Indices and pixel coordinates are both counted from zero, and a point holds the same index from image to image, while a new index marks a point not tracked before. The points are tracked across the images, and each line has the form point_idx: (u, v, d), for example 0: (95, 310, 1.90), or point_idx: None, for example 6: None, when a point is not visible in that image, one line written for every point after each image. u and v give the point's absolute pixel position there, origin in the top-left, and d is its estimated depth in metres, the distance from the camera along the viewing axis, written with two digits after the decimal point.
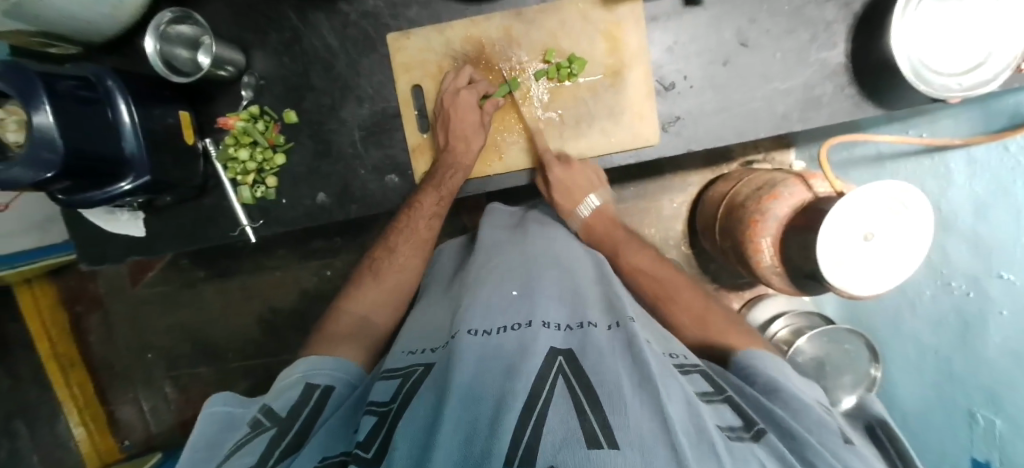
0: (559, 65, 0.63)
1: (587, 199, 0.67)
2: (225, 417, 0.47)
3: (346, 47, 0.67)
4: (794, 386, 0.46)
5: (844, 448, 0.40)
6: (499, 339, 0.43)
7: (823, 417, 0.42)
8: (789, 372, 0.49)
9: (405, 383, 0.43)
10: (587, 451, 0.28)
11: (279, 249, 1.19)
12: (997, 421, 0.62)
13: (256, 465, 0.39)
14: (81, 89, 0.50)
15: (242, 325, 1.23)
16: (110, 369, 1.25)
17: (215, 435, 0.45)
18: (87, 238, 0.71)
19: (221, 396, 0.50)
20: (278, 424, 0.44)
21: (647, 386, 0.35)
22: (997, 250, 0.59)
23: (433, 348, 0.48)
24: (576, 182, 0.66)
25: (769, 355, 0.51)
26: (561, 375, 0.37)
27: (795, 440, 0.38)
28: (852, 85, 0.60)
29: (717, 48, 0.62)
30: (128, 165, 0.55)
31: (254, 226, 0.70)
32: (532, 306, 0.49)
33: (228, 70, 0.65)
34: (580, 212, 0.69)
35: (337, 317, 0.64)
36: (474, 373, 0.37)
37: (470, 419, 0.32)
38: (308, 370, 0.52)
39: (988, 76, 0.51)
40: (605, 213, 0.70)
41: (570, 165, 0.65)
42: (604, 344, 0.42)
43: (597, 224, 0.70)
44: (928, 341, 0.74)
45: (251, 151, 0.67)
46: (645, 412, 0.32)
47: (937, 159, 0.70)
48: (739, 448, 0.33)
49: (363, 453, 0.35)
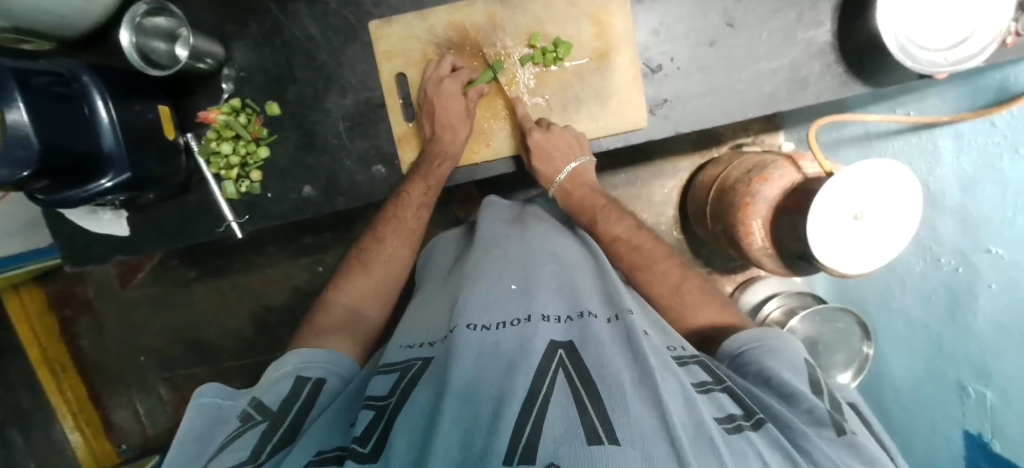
0: (544, 49, 0.62)
1: (566, 166, 0.64)
2: (216, 411, 0.47)
3: (328, 36, 0.66)
4: (789, 370, 0.45)
5: (838, 442, 0.39)
6: (499, 333, 0.43)
7: (816, 406, 0.41)
8: (786, 353, 0.47)
9: (404, 379, 0.42)
10: (589, 448, 0.27)
11: (269, 245, 1.18)
12: (988, 394, 0.63)
13: (247, 460, 0.38)
14: (55, 84, 0.48)
15: (235, 323, 1.22)
16: (103, 372, 1.24)
17: (205, 429, 0.45)
18: (70, 239, 0.69)
19: (210, 387, 0.49)
20: (269, 418, 0.44)
21: (647, 380, 0.35)
22: (983, 225, 0.60)
23: (431, 342, 0.48)
24: (556, 148, 0.63)
25: (766, 335, 0.50)
26: (562, 369, 0.37)
27: (787, 428, 0.38)
28: (839, 63, 0.60)
29: (704, 29, 0.61)
30: (107, 162, 0.54)
31: (240, 221, 0.69)
32: (531, 300, 0.49)
33: (208, 63, 0.64)
34: (557, 178, 0.66)
35: (322, 310, 0.63)
36: (473, 370, 0.37)
37: (469, 416, 0.32)
38: (300, 363, 0.51)
39: (975, 51, 0.50)
40: (580, 177, 0.68)
41: (550, 130, 0.63)
42: (604, 336, 0.42)
43: (574, 189, 0.69)
44: (918, 317, 0.75)
45: (233, 145, 0.66)
46: (646, 406, 0.32)
47: (925, 136, 0.70)
48: (736, 441, 0.33)
49: (361, 448, 0.34)
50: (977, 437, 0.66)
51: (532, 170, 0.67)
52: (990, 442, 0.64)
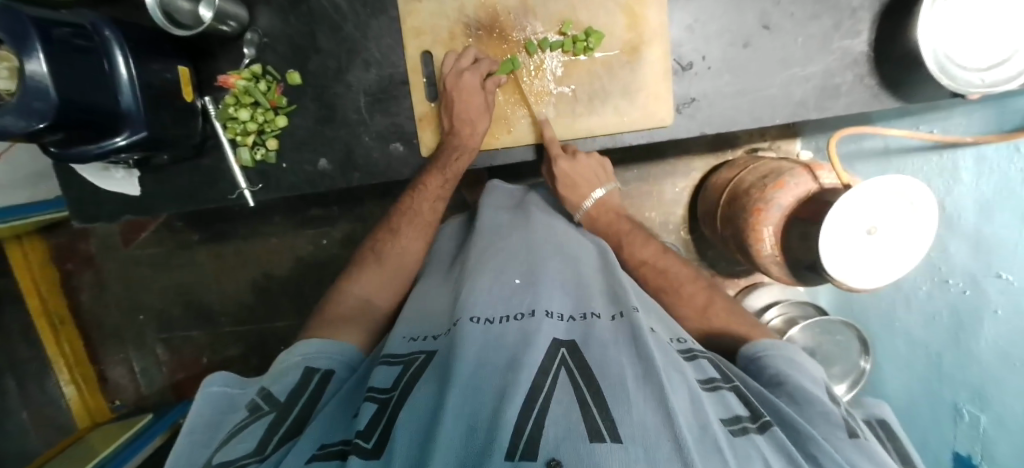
0: (575, 37, 0.61)
1: (591, 193, 0.67)
2: (226, 400, 0.47)
3: (354, 7, 0.64)
4: (806, 378, 0.45)
5: (848, 443, 0.38)
6: (503, 327, 0.43)
7: (829, 410, 0.41)
8: (803, 363, 0.48)
9: (408, 370, 0.42)
10: (590, 445, 0.28)
11: (275, 215, 1.17)
12: (981, 417, 0.65)
13: (252, 455, 0.38)
14: (77, 37, 0.47)
15: (235, 290, 1.23)
16: (101, 328, 1.25)
17: (214, 416, 0.46)
18: (79, 194, 0.69)
19: (217, 376, 0.49)
20: (276, 409, 0.44)
21: (650, 378, 0.35)
22: (997, 251, 0.59)
23: (435, 336, 0.48)
24: (580, 174, 0.66)
25: (783, 344, 0.51)
26: (564, 367, 0.37)
27: (795, 430, 0.38)
28: (873, 75, 0.59)
29: (739, 29, 0.60)
30: (123, 120, 0.53)
31: (252, 190, 0.69)
32: (537, 295, 0.48)
33: (231, 25, 0.62)
34: (585, 206, 0.68)
35: (340, 297, 0.64)
36: (475, 363, 0.37)
37: (472, 409, 0.32)
38: (309, 352, 0.52)
39: (1012, 75, 0.50)
40: (607, 205, 0.69)
41: (576, 157, 0.65)
42: (609, 337, 0.42)
43: (599, 216, 0.69)
44: (920, 337, 0.75)
45: (251, 112, 0.65)
46: (649, 404, 0.32)
47: (945, 156, 0.69)
48: (742, 443, 0.34)
49: (363, 444, 0.33)
50: (966, 459, 0.68)
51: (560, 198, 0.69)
52: (979, 463, 0.66)
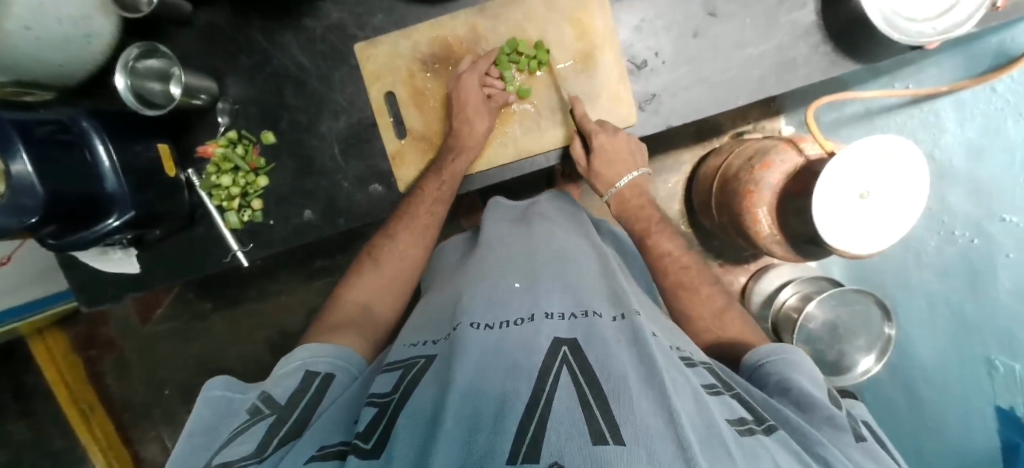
0: (528, 55, 0.63)
1: (627, 173, 0.65)
2: (226, 404, 0.45)
3: (316, 63, 0.67)
4: (809, 382, 0.44)
5: (853, 447, 0.38)
6: (502, 332, 0.42)
7: (835, 414, 0.40)
8: (805, 366, 0.46)
9: (407, 375, 0.42)
10: (593, 447, 0.26)
11: (282, 272, 1.20)
12: (1015, 366, 0.59)
13: (251, 457, 0.37)
14: (58, 132, 0.50)
15: (254, 353, 1.23)
16: (131, 409, 1.26)
17: (215, 424, 0.43)
18: (82, 281, 0.71)
19: (220, 378, 0.47)
20: (275, 411, 0.43)
21: (653, 381, 0.34)
22: (996, 196, 0.58)
23: (434, 341, 0.47)
24: (620, 151, 0.63)
25: (786, 349, 0.48)
26: (565, 366, 0.36)
27: (801, 434, 0.37)
28: (826, 42, 0.59)
29: (686, 20, 0.61)
30: (111, 202, 0.55)
31: (245, 250, 0.70)
32: (535, 300, 0.48)
33: (202, 98, 0.65)
34: (618, 184, 0.66)
35: (338, 304, 0.62)
36: (474, 372, 0.36)
37: (472, 411, 0.32)
38: (309, 356, 0.50)
39: (961, 19, 0.49)
40: (638, 186, 0.68)
41: (614, 133, 0.62)
42: (611, 336, 0.41)
43: (631, 196, 0.68)
44: (937, 293, 0.72)
45: (233, 177, 0.67)
46: (651, 408, 0.31)
47: (925, 109, 0.69)
48: (749, 442, 0.32)
49: (362, 444, 0.33)
50: (1006, 411, 0.62)
51: (592, 175, 0.66)
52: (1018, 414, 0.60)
